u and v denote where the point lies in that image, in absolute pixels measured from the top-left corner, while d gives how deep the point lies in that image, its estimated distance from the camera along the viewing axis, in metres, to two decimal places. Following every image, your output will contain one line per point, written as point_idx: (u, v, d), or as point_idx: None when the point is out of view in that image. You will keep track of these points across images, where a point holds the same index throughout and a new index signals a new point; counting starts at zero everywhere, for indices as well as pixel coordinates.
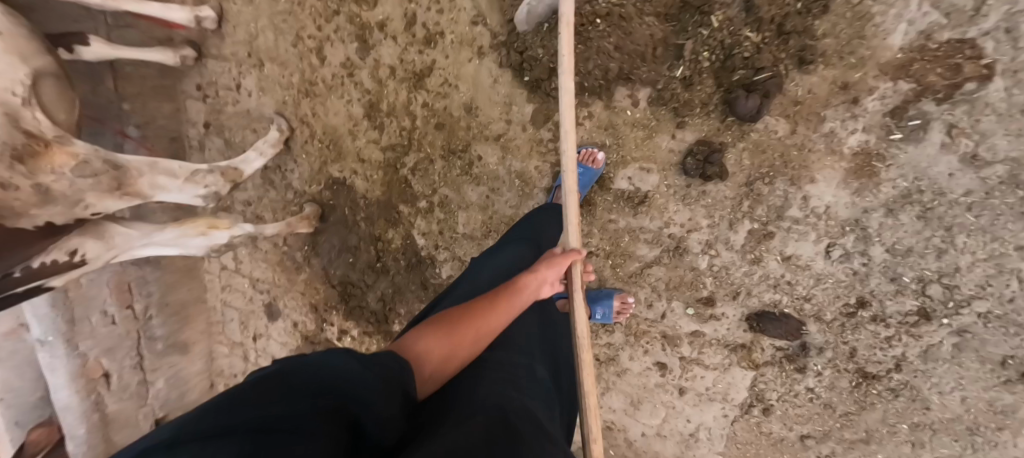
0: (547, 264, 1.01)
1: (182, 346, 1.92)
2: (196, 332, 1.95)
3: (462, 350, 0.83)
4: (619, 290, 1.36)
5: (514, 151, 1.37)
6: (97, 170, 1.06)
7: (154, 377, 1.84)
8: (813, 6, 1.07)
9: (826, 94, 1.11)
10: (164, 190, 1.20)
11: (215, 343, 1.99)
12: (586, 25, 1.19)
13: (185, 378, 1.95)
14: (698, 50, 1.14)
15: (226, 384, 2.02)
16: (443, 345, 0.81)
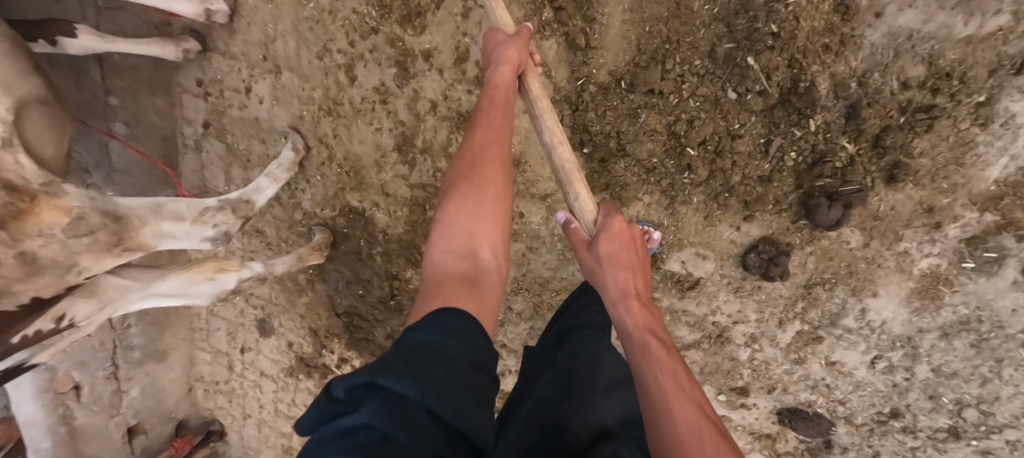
0: (498, 55, 0.90)
1: (160, 354, 1.74)
2: (177, 338, 1.78)
3: (482, 219, 0.79)
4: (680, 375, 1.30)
5: (561, 213, 1.27)
6: (94, 225, 0.89)
7: (129, 386, 1.67)
8: (917, 123, 0.98)
9: (908, 213, 1.05)
10: (170, 238, 1.01)
11: (197, 349, 1.83)
12: (671, 100, 1.06)
13: (162, 386, 1.79)
14: (786, 149, 1.05)
15: (207, 389, 1.89)
16: (461, 228, 0.79)
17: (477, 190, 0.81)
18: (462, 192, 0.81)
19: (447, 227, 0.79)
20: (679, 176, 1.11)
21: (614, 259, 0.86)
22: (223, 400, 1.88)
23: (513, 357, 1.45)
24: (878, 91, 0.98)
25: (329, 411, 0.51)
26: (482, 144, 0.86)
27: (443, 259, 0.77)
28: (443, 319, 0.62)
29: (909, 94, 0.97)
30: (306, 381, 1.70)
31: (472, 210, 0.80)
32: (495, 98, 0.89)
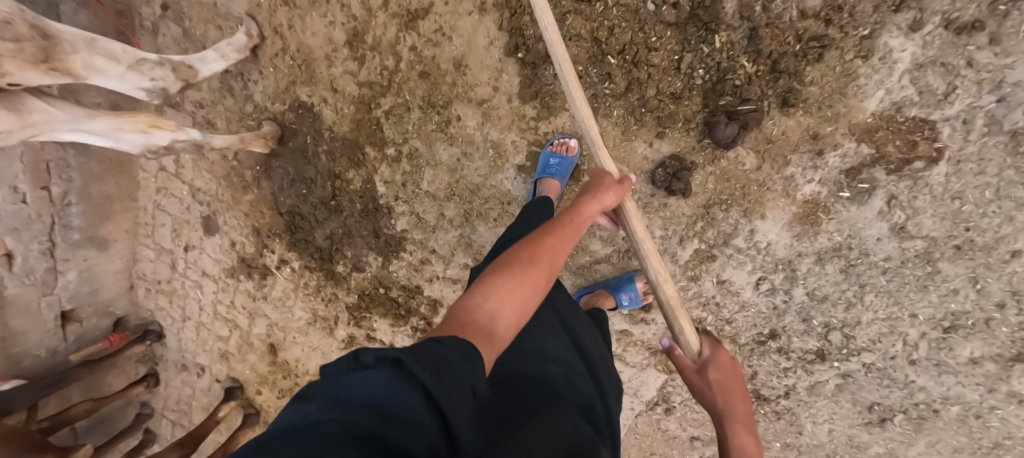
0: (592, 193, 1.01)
1: (101, 242, 1.66)
2: (120, 229, 1.70)
3: (519, 297, 0.75)
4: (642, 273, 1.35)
5: (495, 119, 1.34)
6: (20, 34, 0.94)
7: (65, 268, 1.59)
8: (809, 51, 1.12)
9: (796, 139, 1.18)
10: (101, 74, 1.10)
11: (140, 246, 1.77)
12: (596, 5, 1.14)
13: (99, 276, 1.70)
14: (695, 66, 1.16)
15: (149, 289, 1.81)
16: (500, 295, 0.74)
17: (527, 275, 0.78)
18: (512, 266, 0.79)
19: (487, 289, 0.75)
20: (601, 85, 1.21)
21: (728, 378, 1.00)
22: (163, 301, 1.80)
23: (441, 263, 1.47)
24: (779, 16, 1.10)
25: (353, 367, 0.57)
26: (550, 237, 0.87)
27: (473, 310, 0.72)
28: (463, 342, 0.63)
29: (807, 23, 1.10)
30: (245, 283, 1.69)
31: (512, 290, 0.75)
32: (575, 218, 0.95)
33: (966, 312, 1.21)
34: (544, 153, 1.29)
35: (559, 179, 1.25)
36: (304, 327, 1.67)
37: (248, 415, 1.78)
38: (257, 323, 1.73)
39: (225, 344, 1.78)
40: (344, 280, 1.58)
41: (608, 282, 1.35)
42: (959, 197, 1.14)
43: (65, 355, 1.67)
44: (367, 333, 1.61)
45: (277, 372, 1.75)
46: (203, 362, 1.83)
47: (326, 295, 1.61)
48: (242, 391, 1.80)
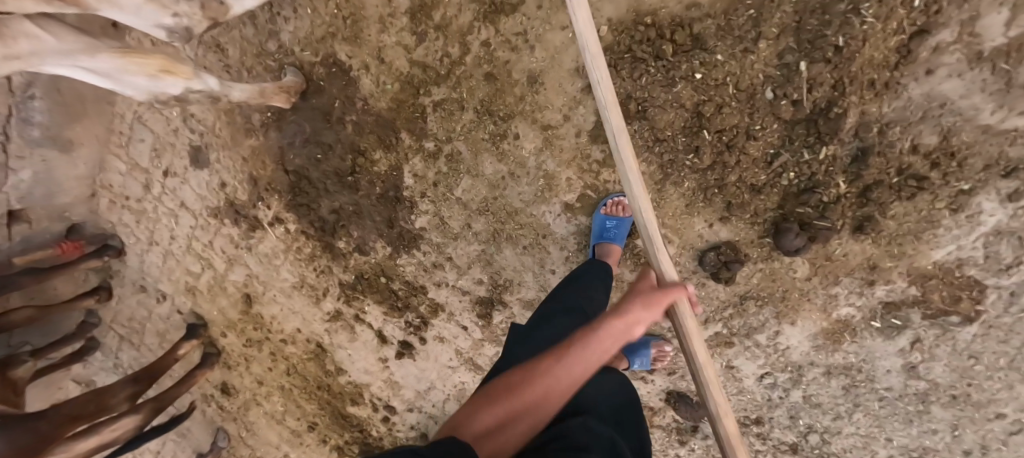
0: (643, 302, 0.81)
1: (64, 144, 1.44)
2: (89, 132, 1.48)
3: (520, 413, 0.66)
4: (657, 337, 1.35)
5: (556, 149, 1.21)
6: None
7: (18, 166, 1.36)
8: (905, 188, 1.07)
9: (854, 264, 1.17)
10: (114, 8, 0.88)
11: (110, 155, 1.56)
12: (714, 77, 1.03)
13: (58, 180, 1.48)
14: (788, 168, 1.08)
15: (114, 201, 1.61)
16: (499, 412, 0.66)
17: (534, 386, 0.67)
18: (518, 374, 0.69)
19: (485, 404, 0.67)
20: (683, 155, 1.11)
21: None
22: (128, 219, 1.63)
23: (455, 272, 1.39)
24: (892, 144, 1.04)
25: None
26: (574, 338, 0.73)
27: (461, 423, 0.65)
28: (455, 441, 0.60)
29: (914, 159, 1.05)
30: (229, 228, 1.55)
31: (516, 410, 0.66)
32: (616, 328, 0.74)
33: (936, 449, 1.28)
34: (598, 218, 1.22)
35: (621, 244, 1.22)
36: (288, 288, 1.57)
37: (208, 355, 1.71)
38: (234, 271, 1.60)
39: (194, 280, 1.66)
40: (344, 257, 1.46)
41: (623, 342, 1.29)
42: (975, 358, 1.18)
43: (8, 255, 1.46)
44: (356, 314, 1.53)
45: (247, 322, 1.66)
46: (167, 290, 1.71)
47: (319, 265, 1.50)
48: (206, 330, 1.71)
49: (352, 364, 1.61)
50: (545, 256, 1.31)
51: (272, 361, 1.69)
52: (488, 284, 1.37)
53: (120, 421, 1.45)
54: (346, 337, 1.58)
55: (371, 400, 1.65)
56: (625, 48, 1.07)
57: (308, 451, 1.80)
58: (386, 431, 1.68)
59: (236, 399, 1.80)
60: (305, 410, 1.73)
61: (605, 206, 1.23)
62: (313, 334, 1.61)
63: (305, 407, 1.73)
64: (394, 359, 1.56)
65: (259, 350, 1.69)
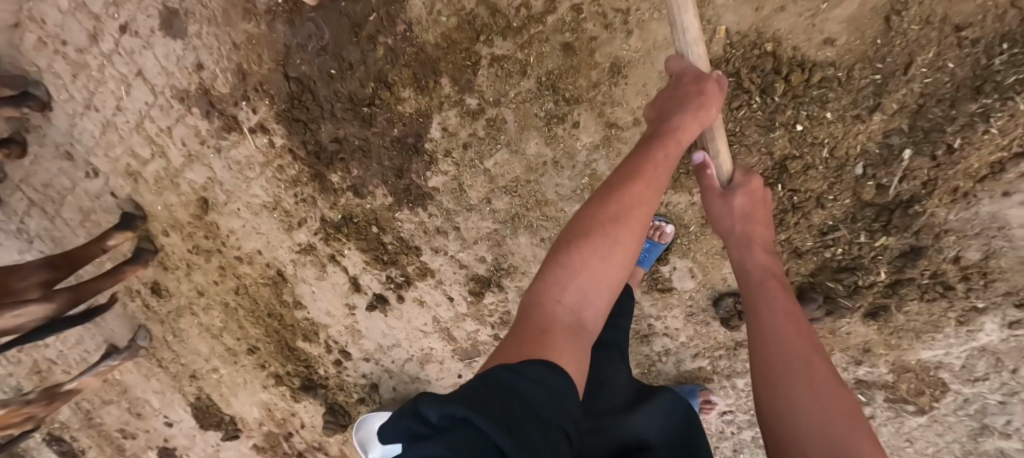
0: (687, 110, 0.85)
1: None
2: None
3: (592, 268, 0.76)
4: (701, 386, 1.33)
5: (614, 151, 1.10)
6: None
7: None
8: (929, 291, 1.10)
9: (850, 342, 1.21)
10: None
11: None
12: (813, 135, 0.95)
13: None
14: (838, 243, 1.05)
15: (45, 42, 1.27)
16: (574, 276, 0.75)
17: (601, 253, 0.76)
18: (583, 247, 0.76)
19: (563, 276, 0.76)
20: None
21: (812, 373, 0.77)
22: (63, 69, 1.30)
23: (458, 243, 1.30)
24: (941, 249, 1.05)
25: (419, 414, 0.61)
26: (628, 199, 0.79)
27: (548, 306, 0.75)
28: (533, 371, 0.65)
29: (951, 267, 1.07)
30: (198, 119, 1.30)
31: (590, 266, 0.76)
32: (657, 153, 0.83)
33: None
34: None
35: (645, 269, 1.18)
36: (257, 206, 1.40)
37: (142, 250, 1.54)
38: (193, 170, 1.39)
39: (138, 166, 1.43)
40: (334, 194, 1.31)
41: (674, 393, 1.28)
42: (912, 442, 1.31)
43: None
44: (331, 254, 1.42)
45: (198, 228, 1.50)
46: (100, 167, 1.45)
47: (300, 192, 1.34)
48: (144, 223, 1.52)
49: (313, 302, 1.53)
50: None
51: (219, 275, 1.57)
52: (490, 264, 1.32)
53: (25, 308, 1.27)
54: (314, 273, 1.48)
55: (326, 340, 1.60)
56: (733, 70, 0.95)
57: (241, 370, 1.77)
58: (334, 373, 1.66)
59: (168, 303, 1.69)
60: (247, 332, 1.66)
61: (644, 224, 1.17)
62: (275, 261, 1.49)
63: (248, 329, 1.66)
64: (362, 310, 1.50)
65: (206, 260, 1.55)
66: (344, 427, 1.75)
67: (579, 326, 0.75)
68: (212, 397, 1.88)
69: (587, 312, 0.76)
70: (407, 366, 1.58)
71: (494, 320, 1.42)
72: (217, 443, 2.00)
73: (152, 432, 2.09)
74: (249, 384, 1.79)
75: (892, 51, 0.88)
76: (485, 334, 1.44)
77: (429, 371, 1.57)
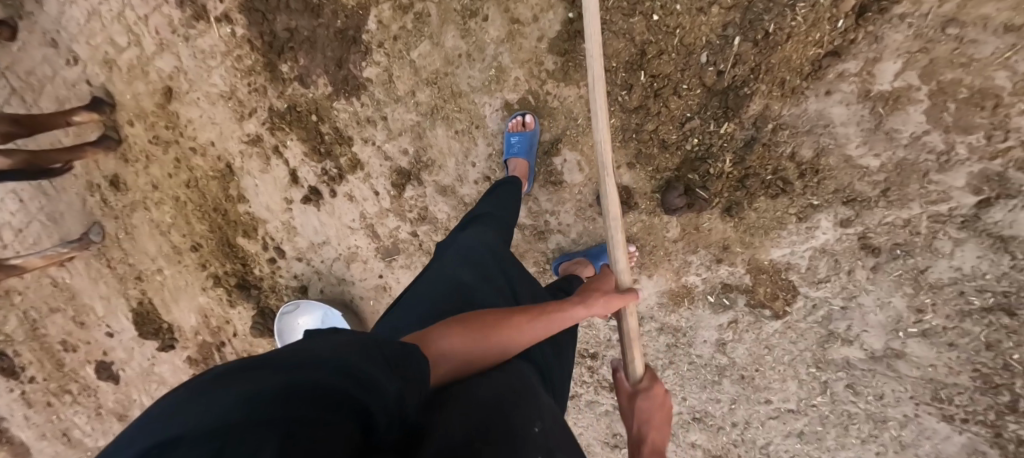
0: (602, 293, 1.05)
1: None
2: None
3: (475, 344, 0.78)
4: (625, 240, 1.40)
5: (516, 45, 1.31)
6: None
7: None
8: (772, 186, 1.26)
9: (712, 240, 1.35)
10: None
11: None
12: (667, 25, 1.16)
13: None
14: (694, 134, 1.25)
15: None
16: (455, 333, 0.78)
17: (488, 341, 0.79)
18: (473, 320, 0.82)
19: (448, 332, 0.78)
20: (619, 90, 1.24)
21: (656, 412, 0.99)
22: None
23: (386, 135, 1.49)
24: (777, 144, 1.22)
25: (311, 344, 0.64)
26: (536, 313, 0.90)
27: (424, 344, 0.74)
28: (408, 352, 0.66)
29: (787, 163, 1.23)
30: (173, 9, 1.51)
31: (471, 337, 0.78)
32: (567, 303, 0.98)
33: (714, 414, 1.52)
34: (504, 136, 1.34)
35: (526, 157, 1.33)
36: (215, 96, 1.59)
37: (106, 137, 1.69)
38: (163, 58, 1.58)
39: (114, 54, 1.61)
40: (283, 83, 1.51)
41: (589, 250, 1.41)
42: (769, 348, 1.42)
43: None
44: (276, 145, 1.60)
45: (160, 118, 1.67)
46: (79, 55, 1.64)
47: (255, 82, 1.54)
48: (111, 112, 1.68)
49: (255, 196, 1.68)
50: (470, 148, 1.44)
51: (174, 167, 1.73)
52: (411, 157, 1.49)
53: None
54: (258, 166, 1.64)
55: (263, 237, 1.72)
56: None
57: (183, 272, 1.88)
58: (269, 273, 1.77)
59: (124, 198, 1.83)
60: (193, 229, 1.79)
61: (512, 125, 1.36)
62: (226, 152, 1.66)
63: (194, 226, 1.79)
64: (298, 204, 1.65)
65: (164, 152, 1.71)
66: (270, 333, 1.83)
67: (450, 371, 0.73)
68: (153, 303, 1.96)
69: (463, 362, 0.75)
70: (335, 266, 1.69)
71: (411, 217, 1.55)
72: (152, 356, 2.07)
73: (93, 344, 2.14)
74: (189, 287, 1.89)
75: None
76: (405, 231, 1.58)
77: (353, 271, 1.68)
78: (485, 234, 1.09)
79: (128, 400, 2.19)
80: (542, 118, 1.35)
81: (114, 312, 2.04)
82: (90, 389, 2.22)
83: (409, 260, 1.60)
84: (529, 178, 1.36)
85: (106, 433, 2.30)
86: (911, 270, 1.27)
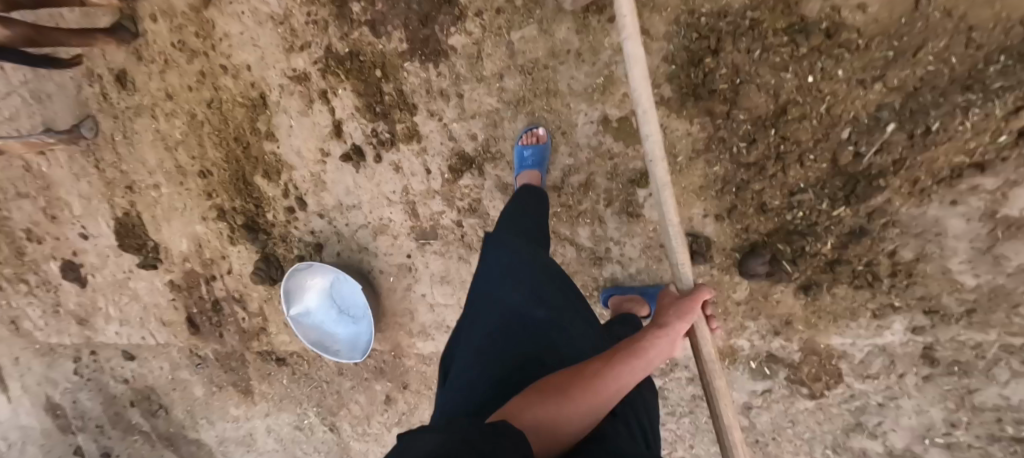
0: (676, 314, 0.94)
1: None
2: None
3: (565, 404, 0.74)
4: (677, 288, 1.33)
5: (636, 59, 1.16)
6: None
7: None
8: (860, 278, 1.19)
9: (776, 311, 1.27)
10: None
11: None
12: (819, 90, 1.05)
13: None
14: (802, 206, 1.15)
15: None
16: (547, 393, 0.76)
17: (575, 402, 0.74)
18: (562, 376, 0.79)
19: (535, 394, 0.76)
20: (739, 141, 1.13)
21: None
22: None
23: (456, 114, 1.32)
24: (883, 238, 1.14)
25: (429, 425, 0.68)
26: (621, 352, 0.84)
27: (513, 413, 0.72)
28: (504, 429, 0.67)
29: (885, 260, 1.16)
30: None
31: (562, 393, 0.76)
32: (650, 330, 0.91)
33: None
34: (517, 148, 1.26)
35: (540, 170, 1.24)
36: (268, 16, 1.38)
37: (122, 28, 1.46)
38: None
39: None
40: (351, 24, 1.31)
41: (645, 290, 1.31)
42: (793, 423, 1.37)
43: None
44: (325, 89, 1.40)
45: (194, 21, 1.44)
46: None
47: (319, 13, 1.33)
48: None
49: (286, 137, 1.49)
50: None
51: (198, 81, 1.51)
52: (478, 144, 1.33)
53: None
54: (298, 106, 1.45)
55: (285, 183, 1.54)
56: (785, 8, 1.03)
57: (183, 195, 1.68)
58: (282, 221, 1.60)
59: (130, 99, 1.60)
60: (205, 153, 1.59)
61: (524, 135, 1.28)
62: (264, 81, 1.45)
63: (206, 150, 1.58)
64: (335, 158, 1.47)
65: (189, 61, 1.49)
66: (272, 283, 1.67)
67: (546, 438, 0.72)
68: (141, 218, 1.77)
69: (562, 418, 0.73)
70: (360, 232, 1.54)
71: (460, 206, 1.41)
72: (128, 271, 1.88)
73: (61, 242, 1.92)
74: (187, 212, 1.70)
75: (911, 32, 0.99)
76: (448, 218, 1.43)
77: (379, 243, 1.53)
78: (522, 250, 1.00)
79: (90, 307, 2.01)
80: (639, 144, 1.22)
81: (93, 215, 1.83)
82: (50, 285, 2.02)
83: (445, 248, 1.47)
84: (542, 193, 1.27)
85: (60, 333, 2.12)
86: (961, 389, 1.23)
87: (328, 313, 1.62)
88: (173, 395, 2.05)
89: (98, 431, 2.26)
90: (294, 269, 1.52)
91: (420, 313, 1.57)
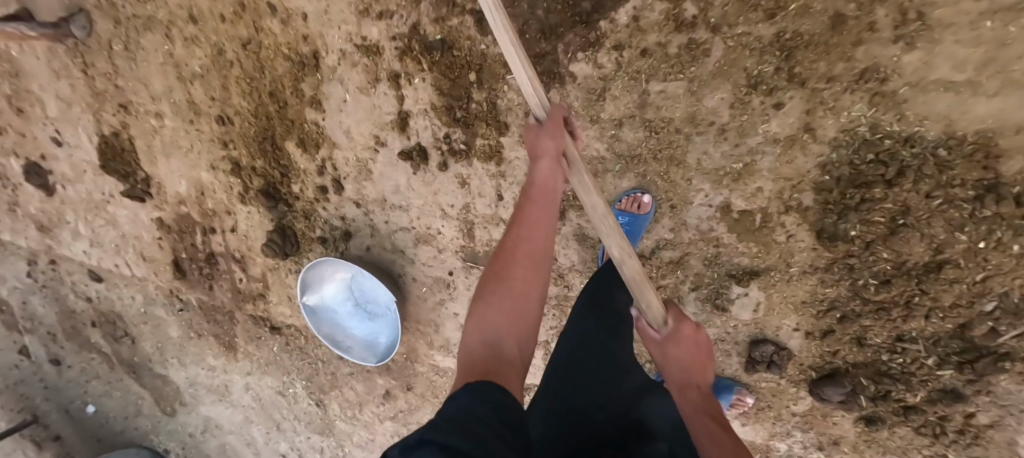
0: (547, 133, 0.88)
1: None
2: None
3: (494, 299, 0.79)
4: (733, 384, 1.23)
5: (786, 156, 0.99)
6: None
7: None
8: (930, 423, 1.11)
9: (829, 429, 1.21)
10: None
11: None
12: (985, 259, 0.93)
13: None
14: (906, 354, 1.06)
15: None
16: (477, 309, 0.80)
17: (504, 295, 0.79)
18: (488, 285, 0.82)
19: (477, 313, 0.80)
20: (870, 277, 1.02)
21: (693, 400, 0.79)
22: None
23: None
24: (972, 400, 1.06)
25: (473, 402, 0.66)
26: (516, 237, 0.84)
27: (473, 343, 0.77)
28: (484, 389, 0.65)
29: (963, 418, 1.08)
30: None
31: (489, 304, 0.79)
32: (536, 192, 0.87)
33: None
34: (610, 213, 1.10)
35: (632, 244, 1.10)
36: None
37: None
38: None
39: None
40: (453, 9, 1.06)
41: None
42: None
43: None
44: (399, 73, 1.16)
45: None
46: None
47: None
48: None
49: (336, 110, 1.24)
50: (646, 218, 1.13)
51: (235, 13, 1.21)
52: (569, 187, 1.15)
53: None
54: (360, 80, 1.20)
55: (323, 159, 1.31)
56: (983, 160, 0.88)
57: (190, 133, 1.41)
58: (309, 197, 1.38)
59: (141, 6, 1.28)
60: (228, 98, 1.32)
61: (621, 199, 1.10)
62: (322, 38, 1.18)
63: (230, 95, 1.31)
64: (390, 151, 1.25)
65: None
66: (285, 258, 1.47)
67: (497, 348, 0.75)
68: (134, 143, 1.49)
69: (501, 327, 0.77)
70: (400, 234, 1.35)
71: None
72: (107, 195, 1.61)
73: (26, 139, 1.60)
74: (192, 153, 1.44)
75: None
76: None
77: (419, 251, 1.35)
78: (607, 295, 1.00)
79: (53, 218, 1.73)
80: (755, 243, 1.07)
81: (71, 122, 1.52)
82: (6, 181, 1.71)
83: None
84: None
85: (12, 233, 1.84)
86: None
87: (344, 305, 1.45)
88: (142, 329, 1.85)
89: (48, 337, 1.93)
90: (314, 262, 1.33)
91: (446, 329, 1.44)
